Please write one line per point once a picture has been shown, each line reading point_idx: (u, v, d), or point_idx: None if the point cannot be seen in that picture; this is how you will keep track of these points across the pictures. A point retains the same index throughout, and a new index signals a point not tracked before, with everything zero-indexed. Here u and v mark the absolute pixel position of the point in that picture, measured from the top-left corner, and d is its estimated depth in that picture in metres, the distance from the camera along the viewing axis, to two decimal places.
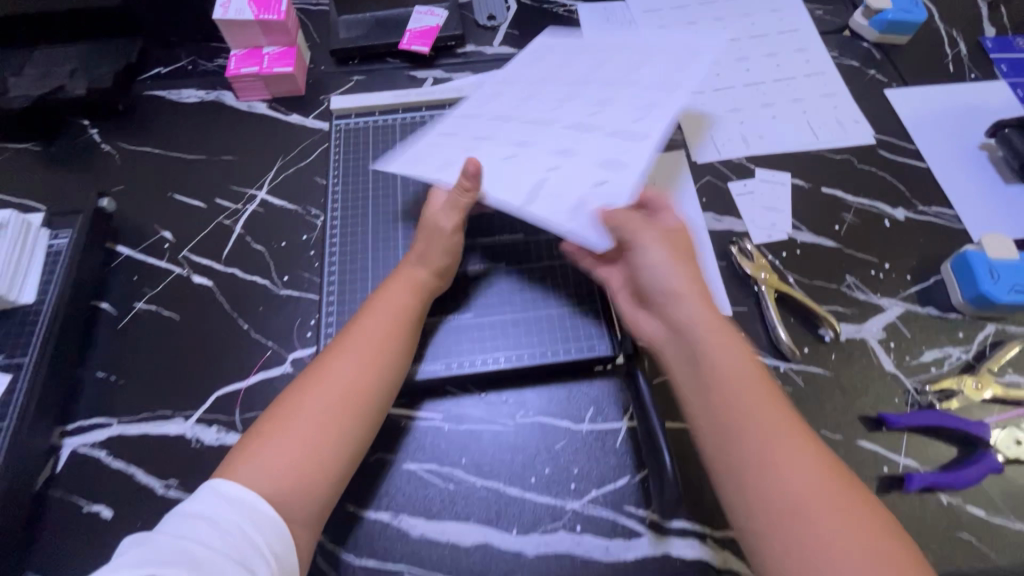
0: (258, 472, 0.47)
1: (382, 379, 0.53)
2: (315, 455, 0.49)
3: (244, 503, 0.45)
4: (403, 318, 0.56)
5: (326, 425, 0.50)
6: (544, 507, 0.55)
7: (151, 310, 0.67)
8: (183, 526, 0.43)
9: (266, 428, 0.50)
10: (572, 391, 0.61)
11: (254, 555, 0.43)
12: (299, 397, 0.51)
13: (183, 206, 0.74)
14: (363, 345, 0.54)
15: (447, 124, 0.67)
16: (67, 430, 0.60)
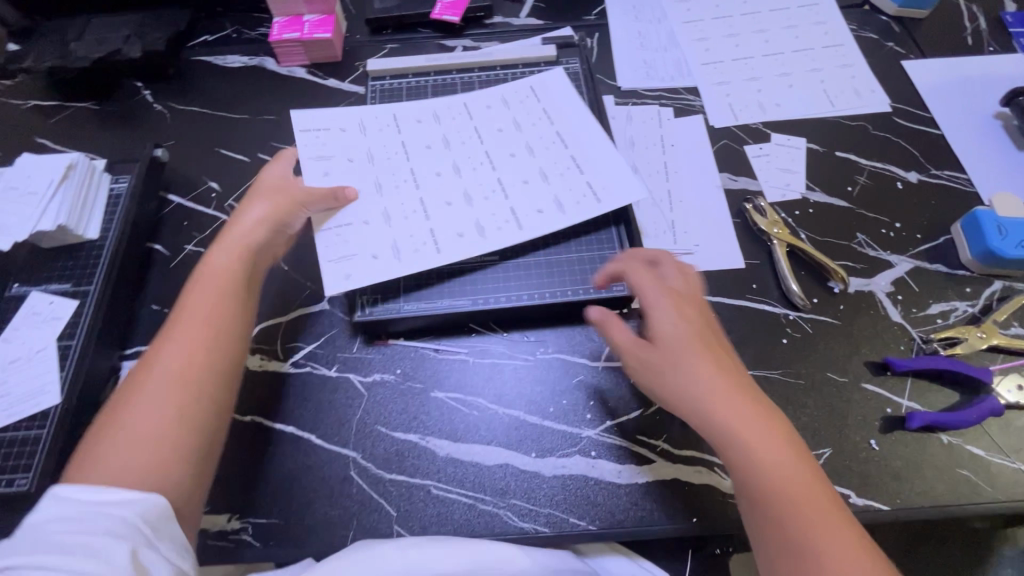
0: (119, 457, 0.44)
1: (223, 349, 0.52)
2: (176, 428, 0.46)
3: (94, 496, 0.42)
4: (226, 289, 0.54)
5: (167, 403, 0.47)
6: (561, 434, 0.59)
7: (200, 252, 0.73)
8: (36, 528, 0.40)
9: (109, 423, 0.47)
10: (590, 332, 0.65)
11: (128, 529, 0.41)
12: (138, 380, 0.48)
13: (228, 160, 0.80)
14: (188, 319, 0.52)
15: (368, 131, 0.72)
16: (126, 354, 0.66)
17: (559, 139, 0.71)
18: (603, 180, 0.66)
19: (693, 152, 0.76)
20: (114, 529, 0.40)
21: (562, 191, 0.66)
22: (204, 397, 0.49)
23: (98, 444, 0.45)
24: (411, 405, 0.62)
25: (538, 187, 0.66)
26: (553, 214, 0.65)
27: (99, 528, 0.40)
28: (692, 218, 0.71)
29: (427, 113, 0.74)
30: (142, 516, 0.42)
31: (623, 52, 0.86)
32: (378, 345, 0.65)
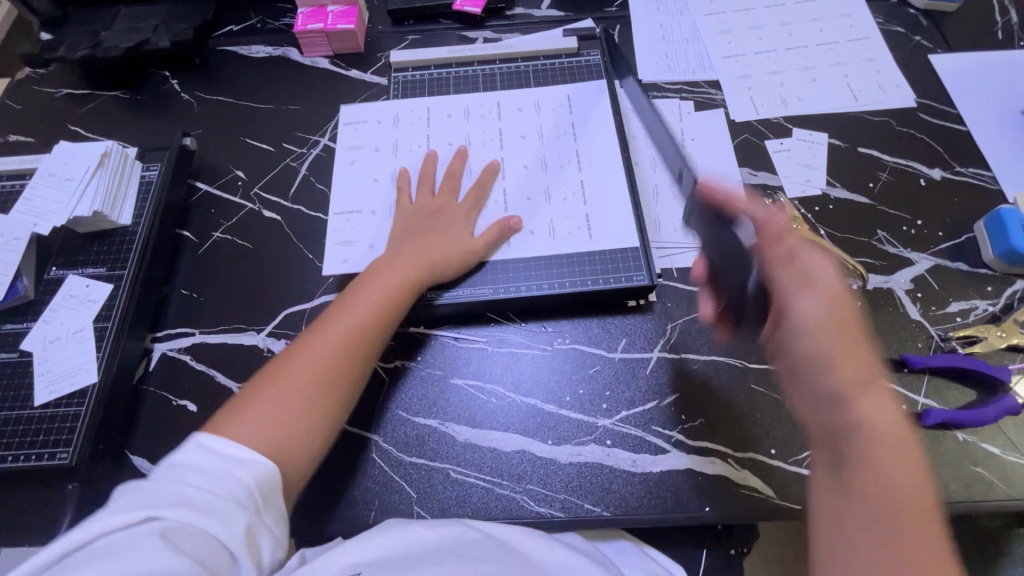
0: (252, 425, 0.51)
1: (358, 360, 0.58)
2: (300, 416, 0.53)
3: (224, 449, 0.48)
4: (378, 311, 0.61)
5: (297, 395, 0.54)
6: (577, 423, 0.61)
7: (227, 239, 0.75)
8: (179, 474, 0.45)
9: (253, 398, 0.53)
10: (607, 323, 0.66)
11: (250, 498, 0.46)
12: (289, 362, 0.56)
13: (254, 149, 0.81)
14: (341, 323, 0.59)
15: (401, 122, 0.78)
16: (157, 336, 0.68)
17: (574, 156, 0.73)
18: (598, 194, 0.70)
19: (712, 146, 0.76)
20: (238, 497, 0.45)
21: (561, 213, 0.69)
22: (330, 400, 0.55)
23: (242, 406, 0.53)
24: (430, 391, 0.63)
25: (535, 207, 0.70)
26: (545, 238, 0.68)
27: (228, 493, 0.45)
28: None
29: (459, 108, 0.78)
30: (262, 491, 0.47)
31: (645, 44, 0.86)
32: (398, 332, 0.66)
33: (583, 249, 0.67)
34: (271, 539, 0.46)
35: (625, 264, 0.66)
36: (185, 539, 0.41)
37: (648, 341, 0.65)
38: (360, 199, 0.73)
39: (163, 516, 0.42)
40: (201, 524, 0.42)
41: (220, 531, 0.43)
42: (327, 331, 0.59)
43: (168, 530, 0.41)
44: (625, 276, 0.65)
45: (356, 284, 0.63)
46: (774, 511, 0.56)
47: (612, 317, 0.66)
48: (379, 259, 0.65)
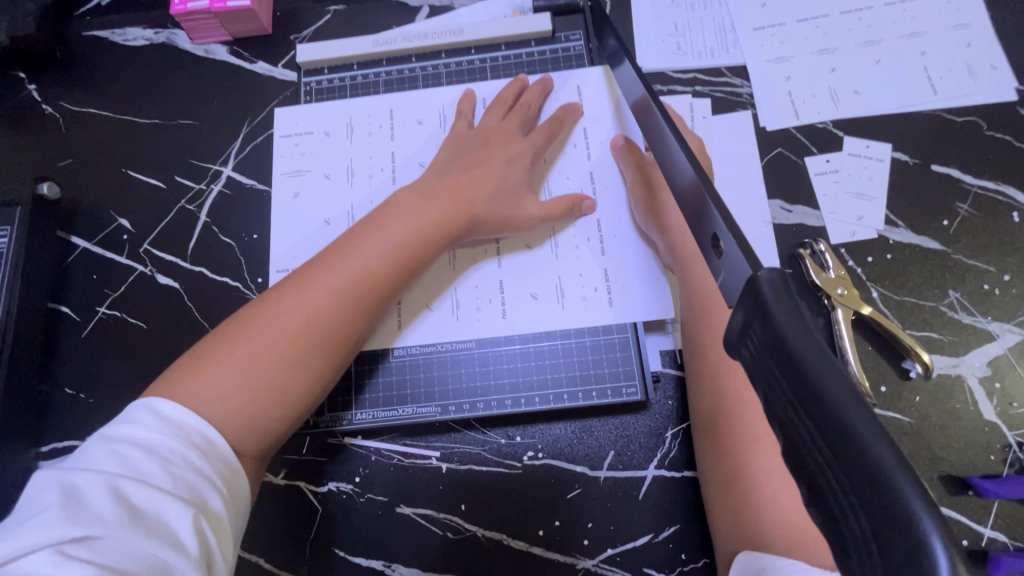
0: (216, 386, 0.42)
1: (361, 320, 0.47)
2: (270, 390, 0.43)
3: (174, 426, 0.39)
4: (388, 261, 0.48)
5: (276, 357, 0.44)
6: (551, 564, 0.49)
7: (115, 316, 0.60)
8: (107, 460, 0.37)
9: (224, 337, 0.45)
10: (591, 427, 0.52)
11: (203, 484, 0.38)
12: (271, 307, 0.45)
13: (140, 186, 0.63)
14: (333, 275, 0.47)
15: (356, 135, 0.61)
16: (40, 452, 0.56)
17: (587, 181, 0.56)
18: (598, 248, 0.54)
19: (734, 168, 0.57)
20: (180, 484, 0.37)
21: (566, 270, 0.54)
22: (313, 369, 0.45)
23: (212, 351, 0.44)
24: (372, 524, 0.51)
25: (534, 262, 0.54)
26: (549, 304, 0.53)
27: (166, 483, 0.36)
28: None
29: (433, 113, 0.61)
30: (210, 466, 0.39)
31: (648, 12, 0.63)
32: (331, 445, 0.53)
33: (591, 326, 0.53)
34: (216, 514, 0.38)
35: (612, 368, 0.52)
36: (107, 554, 0.33)
37: (644, 454, 0.51)
38: (315, 249, 0.58)
39: (77, 533, 0.34)
40: (131, 538, 0.34)
41: (154, 539, 0.35)
42: (331, 270, 0.47)
43: (85, 548, 0.33)
44: (612, 388, 0.51)
45: (370, 221, 0.50)
46: None
47: (598, 419, 0.52)
48: (404, 196, 0.51)
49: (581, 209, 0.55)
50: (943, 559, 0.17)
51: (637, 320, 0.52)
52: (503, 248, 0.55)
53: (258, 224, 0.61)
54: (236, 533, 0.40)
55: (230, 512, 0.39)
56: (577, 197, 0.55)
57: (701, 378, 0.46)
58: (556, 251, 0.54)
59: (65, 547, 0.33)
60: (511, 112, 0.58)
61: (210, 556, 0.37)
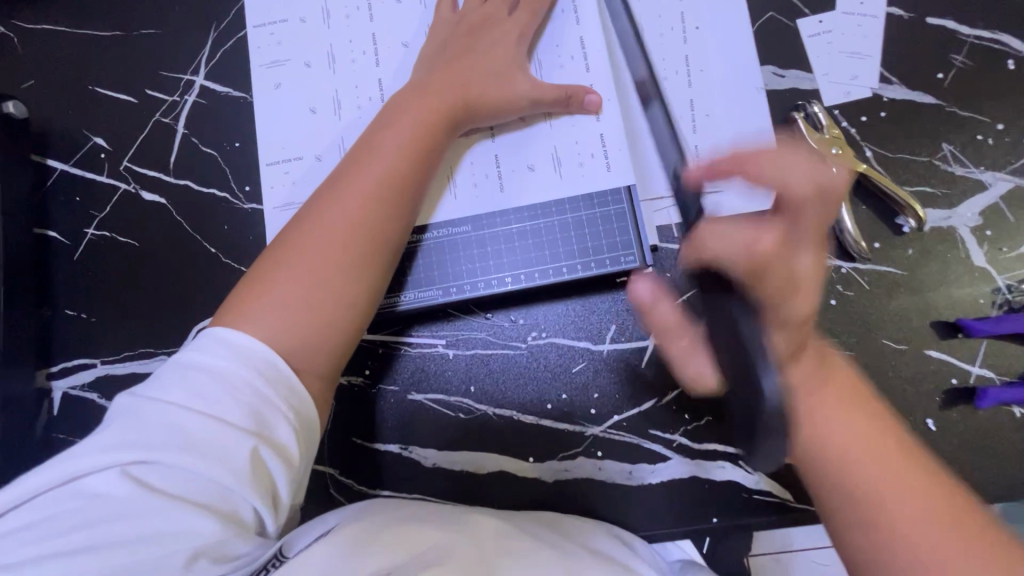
0: (279, 304, 0.42)
1: (399, 221, 0.47)
2: (331, 299, 0.43)
3: (235, 346, 0.39)
4: (410, 160, 0.48)
5: (330, 269, 0.44)
6: (563, 434, 0.52)
7: (105, 236, 0.59)
8: (176, 385, 0.37)
9: (270, 261, 0.44)
10: (594, 305, 0.53)
11: (258, 414, 0.37)
12: (309, 221, 0.45)
13: (110, 103, 0.61)
14: (363, 180, 0.46)
15: (333, 19, 0.58)
16: (51, 371, 0.57)
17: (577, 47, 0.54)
18: (598, 107, 0.52)
19: (726, 34, 0.55)
20: (239, 413, 0.36)
21: (563, 140, 0.53)
22: (367, 274, 0.45)
23: (263, 276, 0.43)
24: (386, 412, 0.53)
25: (530, 137, 0.53)
26: (547, 174, 0.52)
27: (227, 413, 0.36)
28: (726, 140, 0.54)
29: None
30: (271, 393, 0.38)
31: None
32: None
33: (586, 197, 0.52)
34: (281, 442, 0.38)
35: (610, 240, 0.51)
36: (170, 478, 0.35)
37: (645, 325, 0.52)
38: (304, 141, 0.57)
39: (139, 455, 0.35)
40: (189, 464, 0.35)
41: (212, 465, 0.35)
42: (357, 177, 0.46)
43: (147, 470, 0.35)
44: (610, 259, 0.51)
45: (379, 126, 0.49)
46: (792, 514, 0.49)
47: (599, 296, 0.53)
48: (403, 90, 0.51)
49: (583, 103, 0.52)
50: None
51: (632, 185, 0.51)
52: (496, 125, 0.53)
53: (240, 131, 0.59)
54: (306, 455, 0.40)
55: (298, 438, 0.39)
56: (581, 88, 0.52)
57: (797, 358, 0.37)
58: (551, 123, 0.53)
59: (131, 467, 0.35)
60: None
61: (272, 483, 0.37)
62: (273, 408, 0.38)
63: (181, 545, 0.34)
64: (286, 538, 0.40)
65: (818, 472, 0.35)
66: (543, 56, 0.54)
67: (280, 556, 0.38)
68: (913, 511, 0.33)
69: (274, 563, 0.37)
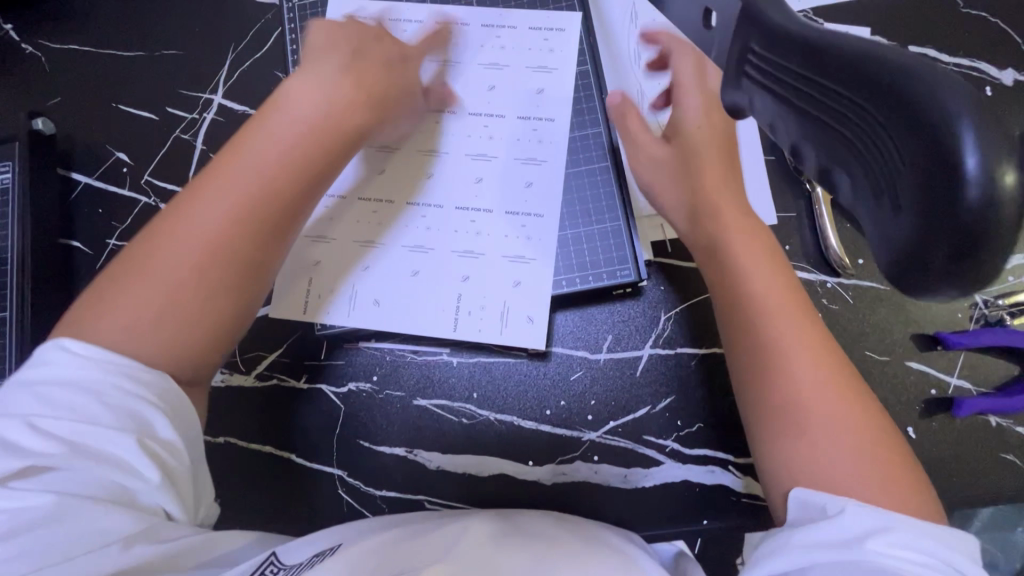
0: (125, 313, 0.40)
1: (257, 229, 0.44)
2: (183, 308, 0.41)
3: (91, 352, 0.38)
4: (281, 161, 0.45)
5: (179, 280, 0.41)
6: (561, 439, 0.54)
7: (126, 247, 0.61)
8: (29, 402, 0.37)
9: (120, 269, 0.42)
10: (592, 315, 0.56)
11: (129, 411, 0.38)
12: (171, 225, 0.42)
13: (132, 120, 0.64)
14: (223, 181, 0.44)
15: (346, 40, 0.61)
16: None
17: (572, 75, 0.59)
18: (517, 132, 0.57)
19: None
20: (108, 415, 0.37)
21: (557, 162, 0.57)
22: (220, 286, 0.42)
23: (114, 282, 0.42)
24: (392, 417, 0.56)
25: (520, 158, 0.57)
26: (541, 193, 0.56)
27: (99, 418, 0.37)
28: None
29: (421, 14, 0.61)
30: (146, 390, 0.39)
31: None
32: (347, 349, 0.57)
33: (578, 216, 0.56)
34: (161, 434, 0.39)
35: (607, 255, 0.55)
36: (60, 483, 0.35)
37: (640, 335, 0.55)
38: None
39: (19, 468, 0.35)
40: (82, 467, 0.36)
41: (103, 466, 0.36)
42: (223, 178, 0.44)
43: (33, 483, 0.35)
44: (607, 273, 0.54)
45: (252, 125, 0.47)
46: None
47: (597, 307, 0.56)
48: (299, 86, 0.49)
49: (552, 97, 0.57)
50: (970, 132, 0.20)
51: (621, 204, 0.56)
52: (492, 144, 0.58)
53: None
54: (189, 439, 0.41)
55: (176, 427, 0.40)
56: (495, 114, 0.56)
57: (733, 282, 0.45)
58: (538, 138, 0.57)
59: (11, 482, 0.35)
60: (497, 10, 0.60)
61: (164, 471, 0.38)
62: (142, 405, 0.38)
63: (102, 541, 0.35)
64: (280, 548, 0.43)
65: (764, 332, 0.42)
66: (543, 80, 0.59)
67: (275, 562, 0.40)
68: (855, 472, 0.37)
69: (270, 567, 0.40)
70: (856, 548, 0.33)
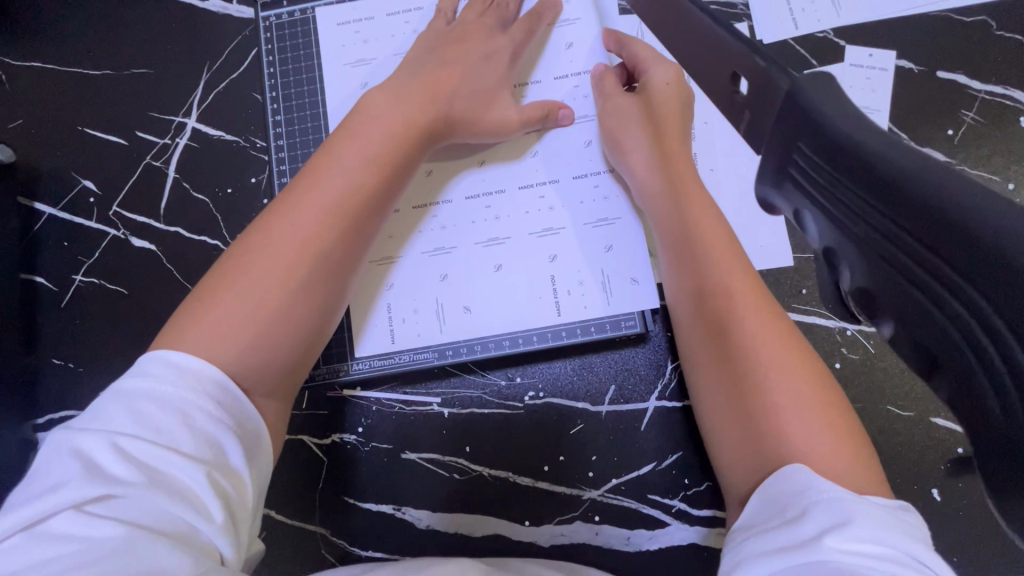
0: (216, 331, 0.40)
1: (355, 235, 0.46)
2: (278, 320, 0.42)
3: (188, 367, 0.38)
4: (376, 165, 0.47)
5: (276, 286, 0.42)
6: (561, 498, 0.50)
7: (93, 283, 0.57)
8: (119, 419, 0.35)
9: (213, 285, 0.43)
10: (591, 363, 0.52)
11: (209, 436, 0.36)
12: (262, 237, 0.44)
13: (100, 145, 0.59)
14: (321, 188, 0.45)
15: (330, 53, 0.59)
16: (37, 423, 0.55)
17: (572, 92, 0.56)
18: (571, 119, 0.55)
19: None
20: (195, 442, 0.35)
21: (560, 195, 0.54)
22: (320, 291, 0.45)
23: (209, 296, 0.42)
24: (379, 471, 0.52)
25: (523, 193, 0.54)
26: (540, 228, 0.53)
27: (178, 441, 0.35)
28: (728, 196, 0.53)
29: (406, 32, 0.59)
30: (229, 415, 0.38)
31: None
32: (329, 398, 0.53)
33: (598, 220, 0.53)
34: (236, 467, 0.37)
35: (611, 301, 0.52)
36: (124, 511, 0.33)
37: (645, 385, 0.51)
38: None
39: (97, 492, 0.33)
40: (151, 494, 0.33)
41: (175, 497, 0.34)
42: (314, 188, 0.45)
43: (106, 507, 0.33)
44: (611, 321, 0.52)
45: (340, 135, 0.48)
46: None
47: (597, 355, 0.52)
48: (372, 96, 0.50)
49: (558, 118, 0.55)
50: None
51: (632, 231, 0.53)
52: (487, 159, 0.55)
53: (234, 177, 0.58)
54: (260, 480, 0.39)
55: (251, 463, 0.38)
56: (554, 105, 0.54)
57: (687, 253, 0.45)
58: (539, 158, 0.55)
59: (84, 506, 0.33)
60: (489, 11, 0.56)
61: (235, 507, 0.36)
62: (223, 430, 0.37)
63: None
64: None
65: (726, 307, 0.41)
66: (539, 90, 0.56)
67: None
68: (809, 433, 0.35)
69: None
70: (812, 547, 0.29)
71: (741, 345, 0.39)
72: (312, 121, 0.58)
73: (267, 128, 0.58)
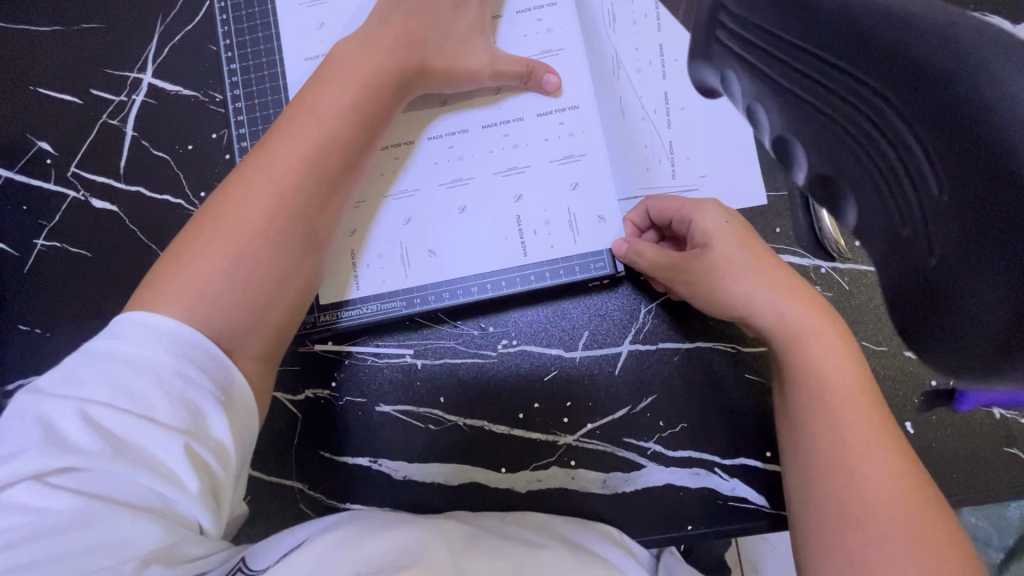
0: (194, 285, 0.39)
1: (333, 191, 0.45)
2: (259, 274, 0.41)
3: (159, 330, 0.36)
4: (355, 122, 0.46)
5: (256, 238, 0.41)
6: (536, 444, 0.50)
7: (56, 247, 0.56)
8: (84, 384, 0.34)
9: (189, 240, 0.41)
10: (564, 310, 0.51)
11: (182, 408, 0.35)
12: (239, 191, 0.42)
13: (53, 104, 0.57)
14: (301, 142, 0.44)
15: None
16: (7, 389, 0.54)
17: (541, 29, 0.53)
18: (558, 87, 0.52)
19: None
20: (164, 412, 0.34)
21: (534, 139, 0.52)
22: (302, 247, 0.44)
23: (185, 251, 0.41)
24: (354, 425, 0.51)
25: (494, 137, 0.52)
26: (511, 173, 0.52)
27: (147, 411, 0.34)
28: (700, 134, 0.52)
29: None
30: (204, 383, 0.36)
31: None
32: (301, 353, 0.52)
33: (564, 158, 0.52)
34: (214, 436, 0.35)
35: (580, 243, 0.51)
36: (89, 483, 0.32)
37: (617, 330, 0.51)
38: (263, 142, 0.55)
39: (59, 463, 0.32)
40: (116, 467, 0.32)
41: (142, 469, 0.33)
42: (292, 142, 0.44)
43: (71, 478, 0.32)
44: (579, 264, 0.51)
45: (317, 83, 0.46)
46: (768, 520, 0.49)
47: (570, 301, 0.52)
48: (344, 44, 0.48)
49: (542, 83, 0.52)
50: None
51: (603, 171, 0.51)
52: (450, 98, 0.53)
53: (194, 133, 0.56)
54: (242, 446, 0.38)
55: (232, 430, 0.37)
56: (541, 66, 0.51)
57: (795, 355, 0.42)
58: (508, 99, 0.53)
59: (46, 476, 0.32)
60: None
61: (210, 476, 0.35)
62: (198, 400, 0.36)
63: (125, 554, 0.31)
64: (248, 551, 0.39)
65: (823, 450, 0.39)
66: (508, 27, 0.53)
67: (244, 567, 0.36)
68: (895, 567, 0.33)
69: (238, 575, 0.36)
70: None
71: (838, 465, 0.38)
72: (269, 70, 0.56)
73: (225, 81, 0.56)
